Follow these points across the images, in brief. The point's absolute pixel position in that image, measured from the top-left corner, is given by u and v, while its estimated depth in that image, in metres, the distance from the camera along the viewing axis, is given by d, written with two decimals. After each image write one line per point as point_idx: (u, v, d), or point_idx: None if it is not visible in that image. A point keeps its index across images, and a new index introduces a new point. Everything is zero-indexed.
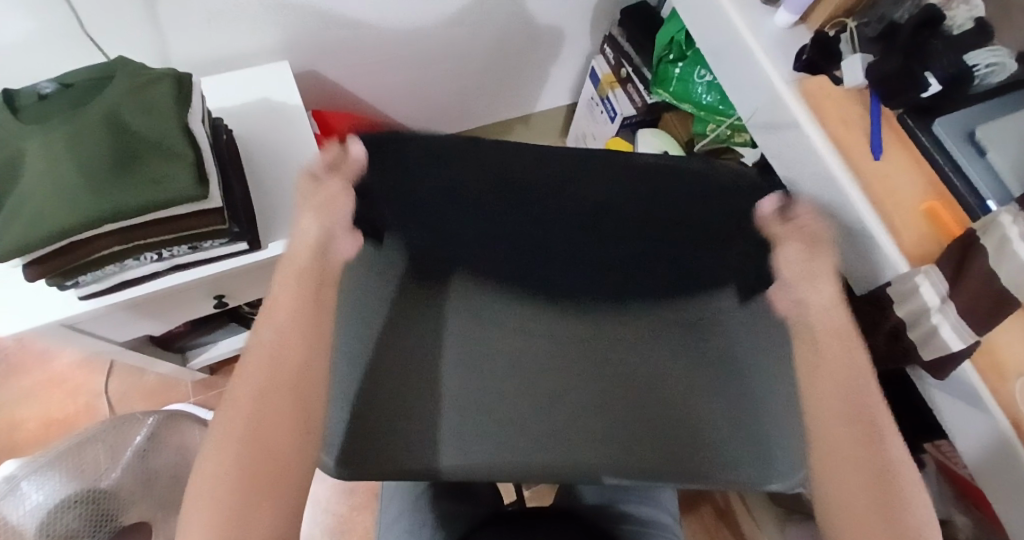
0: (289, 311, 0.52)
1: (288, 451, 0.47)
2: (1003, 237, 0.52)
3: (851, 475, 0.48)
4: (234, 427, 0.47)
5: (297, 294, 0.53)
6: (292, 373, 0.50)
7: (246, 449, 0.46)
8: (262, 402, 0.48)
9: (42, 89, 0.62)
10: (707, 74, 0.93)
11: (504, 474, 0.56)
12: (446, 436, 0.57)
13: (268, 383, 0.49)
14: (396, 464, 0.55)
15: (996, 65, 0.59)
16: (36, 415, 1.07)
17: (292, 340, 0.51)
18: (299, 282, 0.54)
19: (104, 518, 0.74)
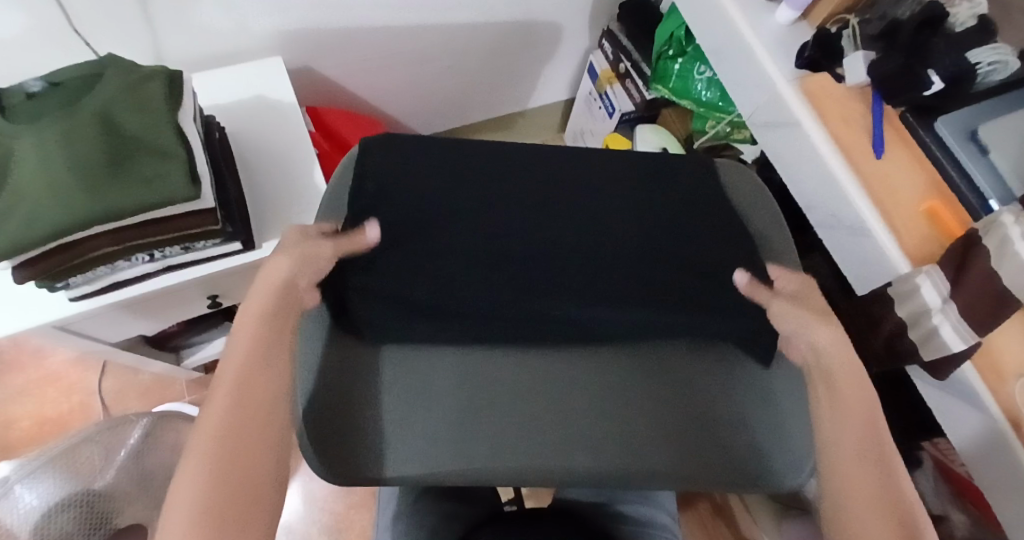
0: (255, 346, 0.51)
1: (259, 472, 0.46)
2: (1004, 237, 0.51)
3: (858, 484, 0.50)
4: (203, 447, 0.45)
5: (258, 323, 0.52)
6: (261, 407, 0.49)
7: (220, 469, 0.45)
8: (230, 441, 0.46)
9: (30, 87, 0.60)
10: (707, 71, 0.92)
11: (457, 479, 0.53)
12: (399, 441, 0.53)
13: (233, 420, 0.47)
14: (357, 470, 0.52)
15: (998, 63, 0.58)
16: (30, 414, 1.06)
17: (257, 366, 0.50)
18: (264, 314, 0.53)
19: (99, 522, 0.74)
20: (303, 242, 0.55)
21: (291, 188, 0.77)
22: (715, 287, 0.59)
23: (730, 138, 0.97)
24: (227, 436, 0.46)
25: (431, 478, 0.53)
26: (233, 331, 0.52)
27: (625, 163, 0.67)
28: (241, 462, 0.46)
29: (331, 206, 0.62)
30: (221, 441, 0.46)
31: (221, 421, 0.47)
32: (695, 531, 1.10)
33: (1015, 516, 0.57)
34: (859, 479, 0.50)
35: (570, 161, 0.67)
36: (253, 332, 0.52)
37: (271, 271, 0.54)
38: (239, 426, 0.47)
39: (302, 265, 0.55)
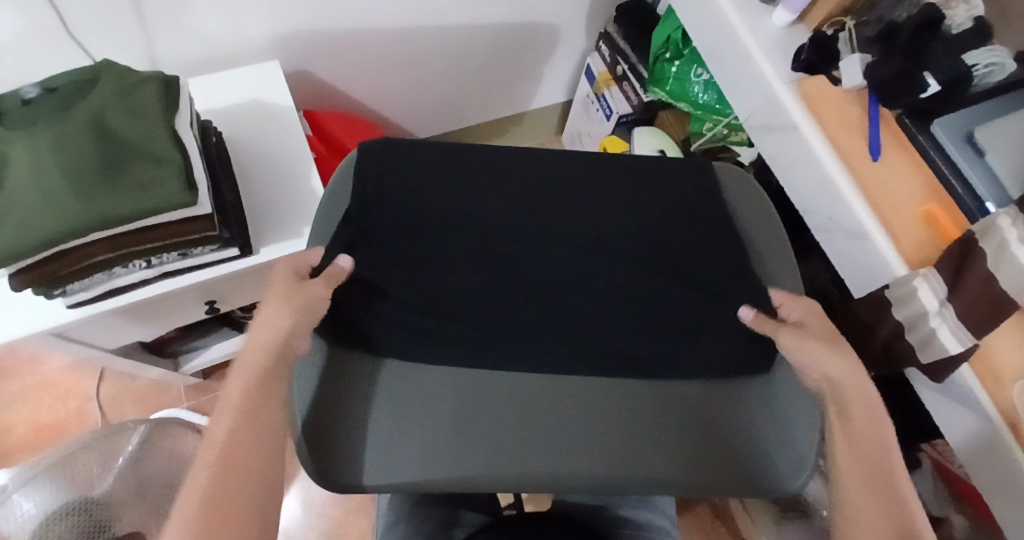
0: (252, 393, 0.50)
1: (244, 529, 0.45)
2: (1001, 240, 0.51)
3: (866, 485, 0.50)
4: (191, 501, 0.44)
5: (258, 363, 0.51)
6: (253, 459, 0.47)
7: (209, 513, 0.43)
8: (218, 495, 0.45)
9: (26, 94, 0.60)
10: (704, 74, 0.92)
11: (435, 486, 0.52)
12: (380, 446, 0.53)
13: (223, 472, 0.46)
14: (352, 478, 0.51)
15: (994, 65, 0.59)
16: (27, 420, 1.06)
17: (251, 411, 0.49)
18: (263, 359, 0.51)
19: (98, 527, 0.73)
20: (295, 289, 0.54)
21: (289, 192, 0.77)
22: (711, 296, 0.61)
23: (728, 141, 0.96)
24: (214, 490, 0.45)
25: (428, 485, 0.52)
26: (232, 374, 0.51)
27: (623, 167, 0.67)
28: (232, 507, 0.45)
29: (328, 212, 0.62)
30: (214, 481, 0.45)
31: (215, 462, 0.46)
32: (693, 533, 1.10)
33: (1013, 519, 0.57)
34: (869, 498, 0.49)
35: (569, 166, 0.67)
36: (250, 378, 0.50)
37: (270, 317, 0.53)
38: (229, 479, 0.46)
39: (303, 312, 0.53)
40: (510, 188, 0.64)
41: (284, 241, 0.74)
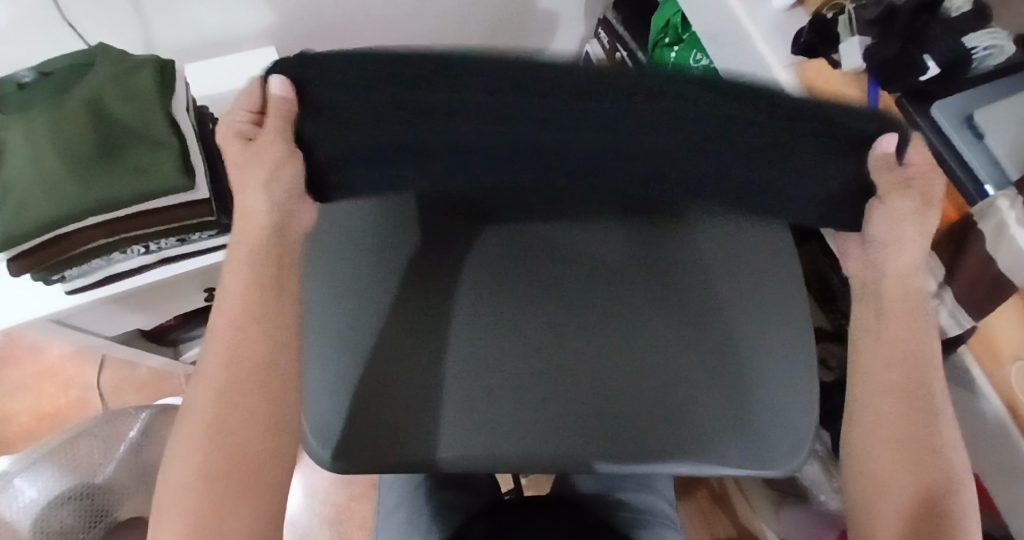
0: (251, 284, 0.47)
1: (259, 416, 0.45)
2: (1000, 221, 0.50)
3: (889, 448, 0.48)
4: (204, 395, 0.45)
5: (250, 257, 0.48)
6: (260, 353, 0.46)
7: (215, 441, 0.44)
8: (228, 389, 0.45)
9: (22, 78, 0.61)
10: (703, 59, 0.88)
11: (501, 467, 0.55)
12: (444, 429, 0.55)
13: (230, 364, 0.45)
14: (393, 460, 0.54)
15: (994, 48, 0.58)
16: (28, 409, 1.06)
17: (254, 303, 0.47)
18: (254, 250, 0.48)
19: (99, 514, 0.73)
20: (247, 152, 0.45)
21: None
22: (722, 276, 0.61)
23: None
24: (224, 381, 0.45)
25: (476, 464, 0.55)
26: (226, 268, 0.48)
27: None
28: (238, 434, 0.44)
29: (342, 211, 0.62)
30: (216, 409, 0.44)
31: (218, 371, 0.45)
32: (693, 519, 1.11)
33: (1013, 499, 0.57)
34: (902, 470, 0.47)
35: None
36: (246, 265, 0.48)
37: (252, 210, 0.47)
38: (238, 369, 0.46)
39: (272, 188, 0.45)
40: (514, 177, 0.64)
41: None
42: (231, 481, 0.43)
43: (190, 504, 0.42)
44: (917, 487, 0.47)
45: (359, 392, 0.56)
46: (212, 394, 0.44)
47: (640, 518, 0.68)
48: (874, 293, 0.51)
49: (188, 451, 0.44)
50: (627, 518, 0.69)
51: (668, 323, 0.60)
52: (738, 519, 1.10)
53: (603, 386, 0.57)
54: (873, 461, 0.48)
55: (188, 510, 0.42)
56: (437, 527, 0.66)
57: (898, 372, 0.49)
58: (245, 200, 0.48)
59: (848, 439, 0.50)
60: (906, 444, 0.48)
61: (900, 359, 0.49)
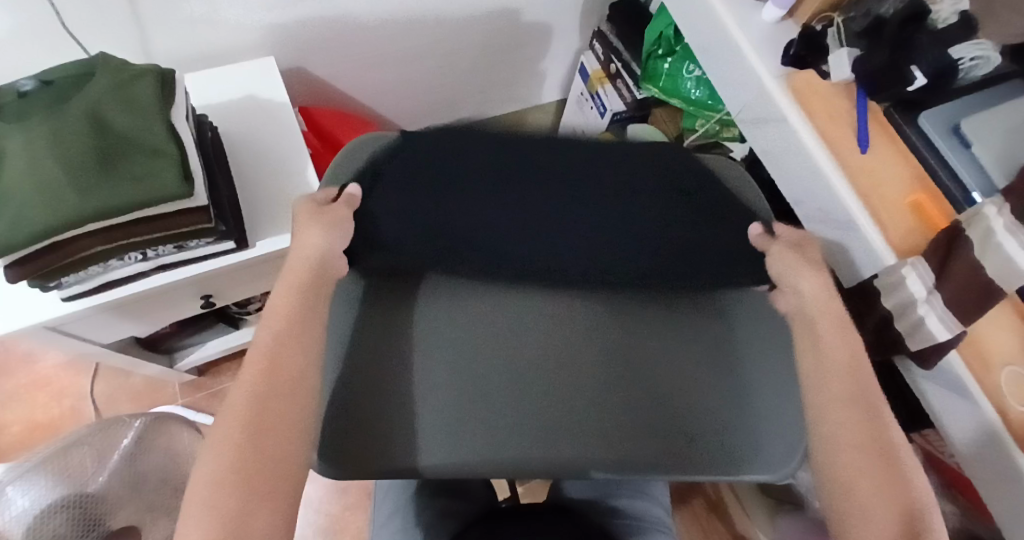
0: (294, 307, 0.54)
1: (287, 418, 0.49)
2: (988, 228, 0.52)
3: (855, 455, 0.51)
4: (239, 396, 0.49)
5: (298, 283, 0.55)
6: (296, 364, 0.51)
7: (248, 444, 0.47)
8: (263, 391, 0.49)
9: (22, 86, 0.61)
10: (695, 70, 0.93)
11: (486, 473, 0.55)
12: (427, 431, 0.55)
13: (267, 370, 0.50)
14: (380, 465, 0.54)
15: (980, 59, 0.59)
16: (22, 419, 1.05)
17: (295, 322, 0.53)
18: (302, 281, 0.55)
19: (93, 522, 0.73)
20: (321, 211, 0.58)
21: (286, 185, 0.77)
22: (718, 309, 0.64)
23: (720, 137, 0.97)
24: (260, 383, 0.49)
25: (461, 469, 0.54)
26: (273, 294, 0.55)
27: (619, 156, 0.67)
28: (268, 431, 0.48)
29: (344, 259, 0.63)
30: (251, 414, 0.48)
31: (255, 374, 0.50)
32: (689, 528, 1.11)
33: (1004, 502, 0.58)
34: (870, 477, 0.49)
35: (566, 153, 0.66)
36: (292, 290, 0.55)
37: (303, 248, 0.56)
38: (273, 375, 0.50)
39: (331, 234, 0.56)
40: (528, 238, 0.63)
41: (275, 235, 0.74)
42: (270, 481, 0.46)
43: (223, 496, 0.44)
44: (892, 493, 0.48)
45: (356, 399, 0.56)
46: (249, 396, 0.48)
47: (636, 525, 0.69)
48: (801, 315, 0.59)
49: (220, 443, 0.46)
50: (623, 525, 0.69)
51: None
52: (734, 527, 1.10)
53: (600, 392, 0.58)
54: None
55: (219, 507, 0.44)
56: (433, 534, 0.66)
57: (853, 384, 0.54)
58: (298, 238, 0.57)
59: (818, 453, 0.53)
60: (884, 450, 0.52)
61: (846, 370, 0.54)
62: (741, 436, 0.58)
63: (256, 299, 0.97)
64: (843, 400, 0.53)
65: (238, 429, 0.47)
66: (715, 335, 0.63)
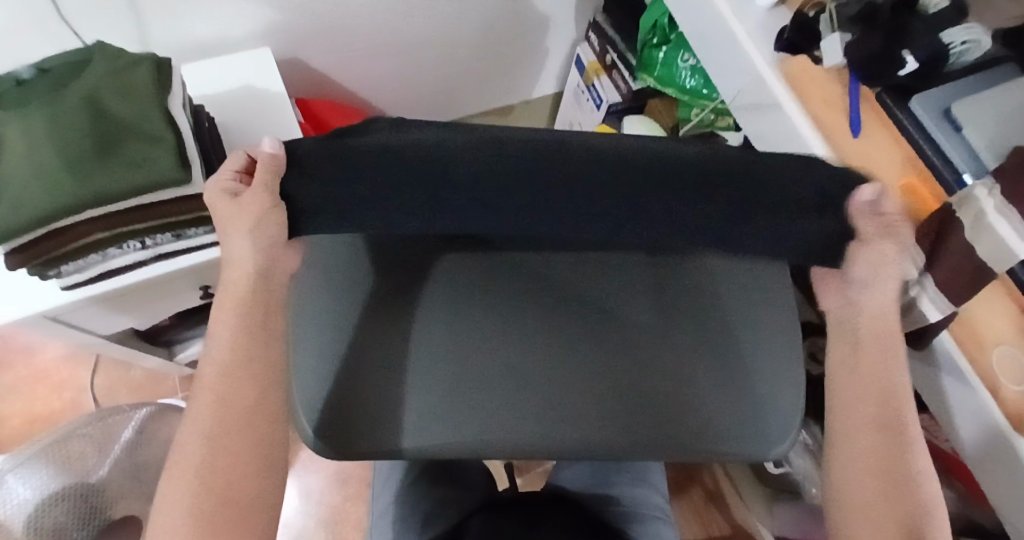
0: (239, 329, 0.50)
1: (252, 454, 0.47)
2: (979, 211, 0.52)
3: (870, 476, 0.49)
4: (195, 435, 0.46)
5: (243, 300, 0.51)
6: (249, 397, 0.49)
7: (217, 479, 0.45)
8: (219, 428, 0.47)
9: (20, 74, 0.62)
10: (690, 59, 0.93)
11: (486, 452, 0.56)
12: (404, 416, 0.56)
13: (219, 405, 0.47)
14: (364, 448, 0.55)
15: (971, 43, 0.59)
16: (22, 412, 1.06)
17: (244, 348, 0.50)
18: (243, 297, 0.51)
19: (94, 512, 0.74)
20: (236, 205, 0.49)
21: None
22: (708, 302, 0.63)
23: (715, 126, 0.98)
24: (215, 418, 0.47)
25: (445, 453, 0.56)
26: (215, 317, 0.51)
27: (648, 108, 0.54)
28: (231, 471, 0.46)
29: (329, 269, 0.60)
30: (208, 451, 0.46)
31: (211, 409, 0.47)
32: (688, 517, 1.11)
33: (997, 481, 0.58)
34: (880, 500, 0.48)
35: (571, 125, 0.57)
36: (238, 303, 0.51)
37: (239, 255, 0.51)
38: (227, 406, 0.47)
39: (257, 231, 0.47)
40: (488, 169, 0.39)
41: None
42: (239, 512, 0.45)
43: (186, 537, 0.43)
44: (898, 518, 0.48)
45: (353, 382, 0.56)
46: (203, 435, 0.46)
47: (632, 513, 0.69)
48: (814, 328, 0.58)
49: (178, 484, 0.45)
50: (618, 513, 0.70)
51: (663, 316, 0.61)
52: (732, 518, 1.11)
53: (595, 377, 0.59)
54: (857, 482, 0.50)
55: None
56: (431, 521, 0.67)
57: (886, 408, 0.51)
58: (229, 247, 0.51)
59: (833, 467, 0.52)
60: (885, 470, 0.49)
61: (873, 392, 0.51)
62: (734, 414, 0.59)
63: None
64: (874, 422, 0.50)
65: (195, 475, 0.45)
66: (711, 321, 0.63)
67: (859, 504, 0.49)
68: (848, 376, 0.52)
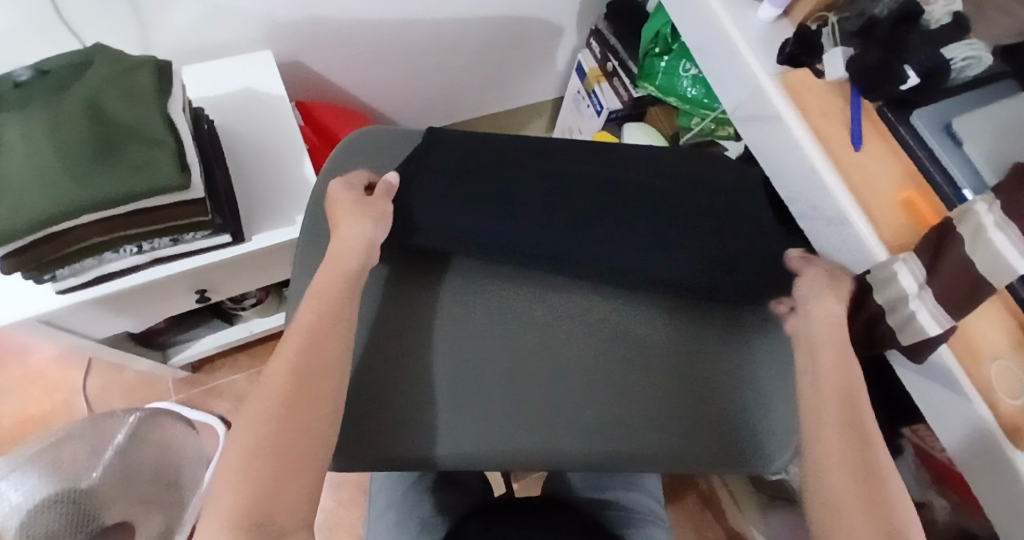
0: (335, 292, 0.52)
1: (325, 402, 0.48)
2: (978, 224, 0.53)
3: (842, 466, 0.49)
4: (282, 375, 0.47)
5: (345, 267, 0.54)
6: (332, 352, 0.50)
7: (282, 427, 0.45)
8: (302, 371, 0.48)
9: (18, 76, 0.60)
10: (692, 68, 0.94)
11: (487, 462, 0.56)
12: (401, 430, 0.55)
13: (307, 352, 0.49)
14: (370, 459, 0.55)
15: (972, 58, 0.60)
16: (12, 414, 1.04)
17: (336, 307, 0.52)
18: (345, 270, 0.54)
19: (87, 518, 0.72)
20: (362, 205, 0.57)
21: (283, 178, 0.77)
22: (708, 315, 0.64)
23: (715, 135, 0.98)
24: (301, 362, 0.48)
25: (476, 461, 0.56)
26: (316, 281, 0.54)
27: (649, 160, 0.69)
28: (305, 412, 0.46)
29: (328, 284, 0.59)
30: (290, 389, 0.47)
31: (296, 355, 0.49)
32: (683, 523, 1.11)
33: (993, 496, 0.59)
34: (852, 486, 0.48)
35: (598, 151, 0.68)
36: (342, 270, 0.54)
37: (350, 237, 0.55)
38: (312, 355, 0.49)
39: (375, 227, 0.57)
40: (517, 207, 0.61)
41: (277, 229, 0.74)
42: (285, 471, 0.43)
43: (256, 465, 0.43)
44: (876, 508, 0.47)
45: (352, 394, 0.56)
46: (288, 375, 0.47)
47: (630, 517, 0.69)
48: (803, 341, 0.58)
49: (258, 415, 0.45)
50: (617, 516, 0.69)
51: (662, 329, 0.62)
52: (728, 525, 1.11)
53: (596, 388, 0.59)
54: (829, 472, 0.49)
55: (253, 474, 0.42)
56: (429, 530, 0.66)
57: (845, 401, 0.53)
58: (342, 230, 0.56)
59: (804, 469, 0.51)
60: (855, 459, 0.49)
61: (832, 385, 0.53)
62: (735, 426, 0.59)
63: (250, 294, 0.95)
64: (831, 406, 0.52)
65: (276, 406, 0.46)
66: (714, 336, 0.63)
67: (835, 496, 0.48)
68: (808, 372, 0.55)
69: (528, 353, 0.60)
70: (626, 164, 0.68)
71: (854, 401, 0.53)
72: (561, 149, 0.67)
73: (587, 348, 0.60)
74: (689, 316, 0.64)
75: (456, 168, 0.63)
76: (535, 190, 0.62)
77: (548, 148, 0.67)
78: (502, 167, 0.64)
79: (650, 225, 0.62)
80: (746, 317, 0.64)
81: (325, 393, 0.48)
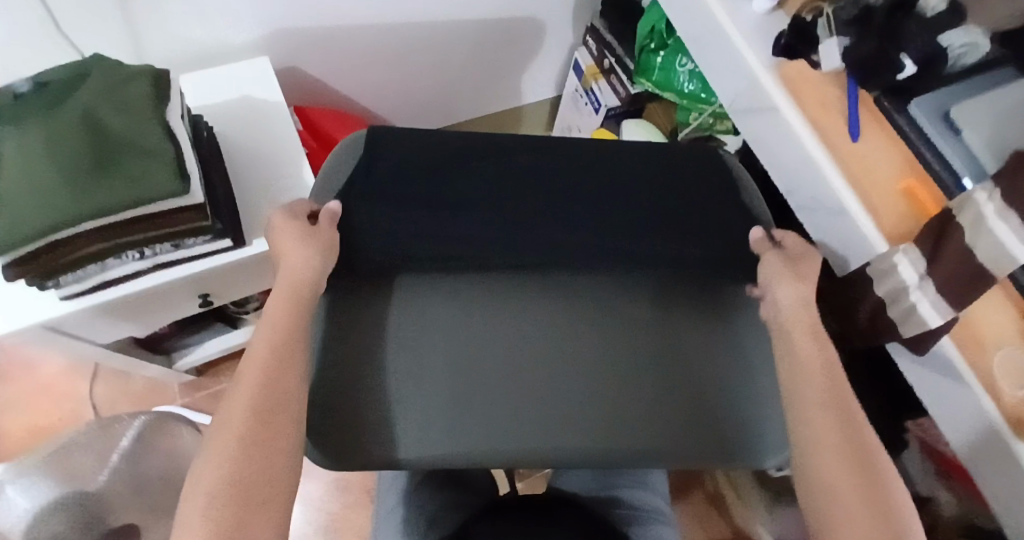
0: (284, 322, 0.52)
1: (286, 432, 0.47)
2: (978, 214, 0.52)
3: (842, 457, 0.49)
4: (238, 409, 0.47)
5: (295, 294, 0.54)
6: (290, 381, 0.49)
7: (241, 463, 0.44)
8: (259, 403, 0.47)
9: (18, 88, 0.61)
10: (688, 63, 0.93)
11: (484, 462, 0.56)
12: (399, 429, 0.55)
13: (264, 382, 0.48)
14: (361, 459, 0.55)
15: (969, 46, 0.59)
16: (22, 423, 1.06)
17: (289, 336, 0.51)
18: (293, 298, 0.53)
19: (94, 520, 0.73)
20: (303, 231, 0.57)
21: (284, 179, 0.78)
22: (705, 309, 0.64)
23: (714, 130, 0.98)
24: (257, 395, 0.48)
25: (438, 461, 0.55)
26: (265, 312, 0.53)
27: (633, 156, 0.68)
28: (265, 446, 0.46)
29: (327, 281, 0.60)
30: (249, 423, 0.46)
31: (253, 387, 0.48)
32: (690, 521, 1.11)
33: (999, 486, 0.58)
34: (851, 480, 0.48)
35: (595, 144, 0.69)
36: (288, 295, 0.54)
37: (296, 264, 0.55)
38: (270, 385, 0.48)
39: (316, 250, 0.56)
40: (508, 206, 0.61)
41: None
42: (249, 505, 0.43)
43: (215, 506, 0.42)
44: (875, 500, 0.46)
45: (349, 394, 0.56)
46: (245, 409, 0.47)
47: (635, 516, 0.69)
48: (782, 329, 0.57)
49: (217, 452, 0.45)
50: (622, 516, 0.69)
51: (658, 325, 0.62)
52: (736, 522, 1.11)
53: (594, 384, 0.59)
54: (829, 466, 0.49)
55: (213, 517, 0.42)
56: (432, 529, 0.67)
57: (837, 393, 0.52)
58: (283, 259, 0.56)
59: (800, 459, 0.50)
60: (851, 452, 0.49)
61: (828, 374, 0.53)
62: (733, 420, 0.59)
63: (253, 298, 0.96)
64: (827, 395, 0.52)
65: (233, 443, 0.45)
66: (711, 330, 0.63)
67: (837, 490, 0.47)
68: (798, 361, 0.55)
69: (524, 350, 0.60)
70: (611, 157, 0.68)
71: (844, 393, 0.52)
72: (541, 145, 0.67)
73: (584, 344, 0.60)
74: (685, 310, 0.64)
75: (445, 166, 0.63)
76: (520, 190, 0.63)
77: (533, 145, 0.67)
78: (487, 165, 0.64)
79: (629, 223, 0.62)
80: (743, 309, 0.64)
81: (287, 424, 0.48)
